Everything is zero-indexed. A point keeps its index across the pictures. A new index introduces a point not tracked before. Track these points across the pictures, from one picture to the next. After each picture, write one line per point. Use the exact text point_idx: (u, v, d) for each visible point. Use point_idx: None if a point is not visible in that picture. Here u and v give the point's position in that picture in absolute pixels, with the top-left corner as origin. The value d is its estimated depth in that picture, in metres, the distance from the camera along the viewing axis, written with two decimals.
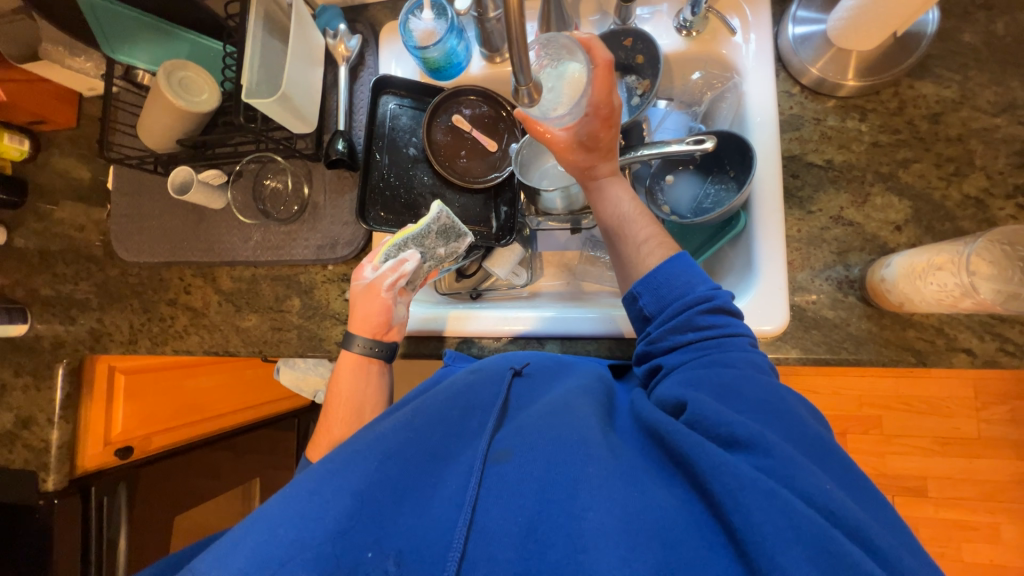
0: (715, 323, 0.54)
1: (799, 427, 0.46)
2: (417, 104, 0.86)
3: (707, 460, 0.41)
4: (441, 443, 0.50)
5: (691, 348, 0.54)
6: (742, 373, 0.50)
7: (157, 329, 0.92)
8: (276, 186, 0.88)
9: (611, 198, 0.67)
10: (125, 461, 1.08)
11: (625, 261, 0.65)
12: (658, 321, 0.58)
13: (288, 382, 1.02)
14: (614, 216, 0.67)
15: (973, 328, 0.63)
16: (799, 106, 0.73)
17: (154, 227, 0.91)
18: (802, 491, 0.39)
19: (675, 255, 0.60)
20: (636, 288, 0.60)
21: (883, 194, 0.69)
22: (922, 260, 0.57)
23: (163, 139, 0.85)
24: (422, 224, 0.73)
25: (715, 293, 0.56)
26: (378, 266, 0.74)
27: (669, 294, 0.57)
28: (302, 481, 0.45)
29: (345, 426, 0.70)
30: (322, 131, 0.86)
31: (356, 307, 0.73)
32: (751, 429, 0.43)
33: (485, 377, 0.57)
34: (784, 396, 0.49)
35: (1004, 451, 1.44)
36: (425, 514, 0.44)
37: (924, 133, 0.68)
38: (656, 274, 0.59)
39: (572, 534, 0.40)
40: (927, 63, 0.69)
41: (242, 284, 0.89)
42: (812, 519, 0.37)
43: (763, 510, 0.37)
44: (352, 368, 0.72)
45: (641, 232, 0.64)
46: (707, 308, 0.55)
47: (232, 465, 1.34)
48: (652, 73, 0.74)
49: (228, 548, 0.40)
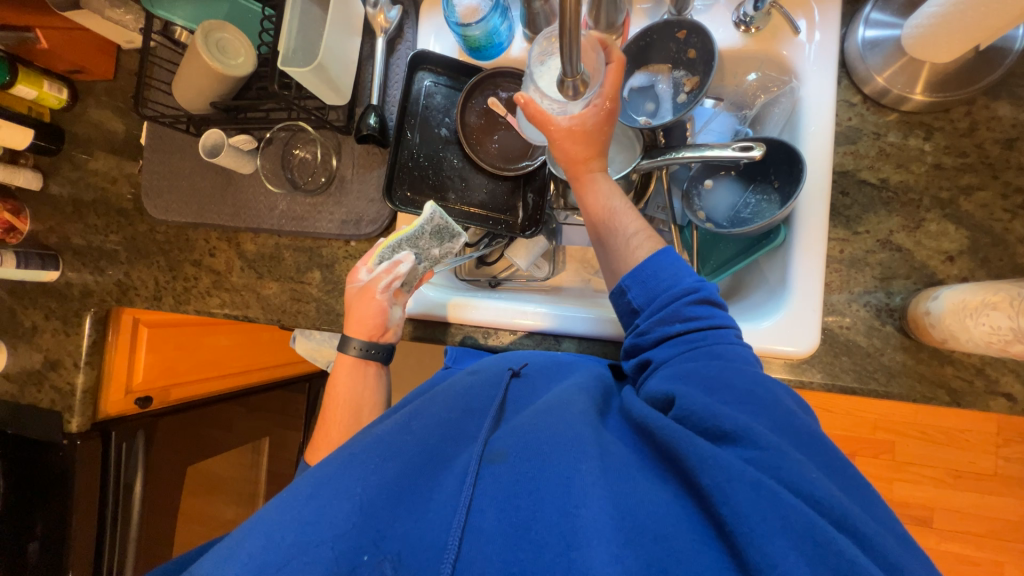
0: (702, 315, 0.53)
1: (789, 416, 0.44)
2: (453, 83, 0.84)
3: (695, 452, 0.41)
4: (437, 445, 0.50)
5: (679, 341, 0.53)
6: (729, 364, 0.49)
7: (181, 288, 0.93)
8: (305, 156, 0.87)
9: (602, 192, 0.66)
10: (144, 410, 1.12)
11: (613, 254, 0.64)
12: (646, 313, 0.56)
13: (302, 351, 1.04)
14: (603, 208, 0.65)
15: (1017, 373, 0.60)
16: (858, 118, 0.68)
17: (183, 187, 0.92)
18: (790, 481, 0.38)
19: (659, 250, 0.59)
20: (625, 281, 0.59)
21: (939, 221, 0.64)
22: (976, 298, 0.54)
23: (197, 100, 0.84)
24: (415, 225, 0.72)
25: (702, 285, 0.55)
26: (372, 267, 0.74)
27: (658, 287, 0.56)
28: (300, 487, 0.45)
29: (343, 428, 0.71)
30: (355, 104, 0.84)
31: (352, 311, 0.73)
32: (738, 420, 0.43)
33: (482, 382, 0.58)
34: (777, 390, 0.47)
35: (1020, 491, 1.40)
36: (422, 516, 0.44)
37: (993, 158, 0.64)
38: (645, 265, 0.57)
39: (565, 532, 0.39)
40: (1008, 82, 0.64)
41: (264, 251, 0.89)
42: (802, 512, 0.36)
43: (750, 502, 0.37)
44: (350, 369, 0.74)
45: (631, 225, 0.63)
46: (694, 299, 0.54)
47: (244, 422, 1.38)
48: (704, 69, 0.69)
49: (228, 554, 0.40)
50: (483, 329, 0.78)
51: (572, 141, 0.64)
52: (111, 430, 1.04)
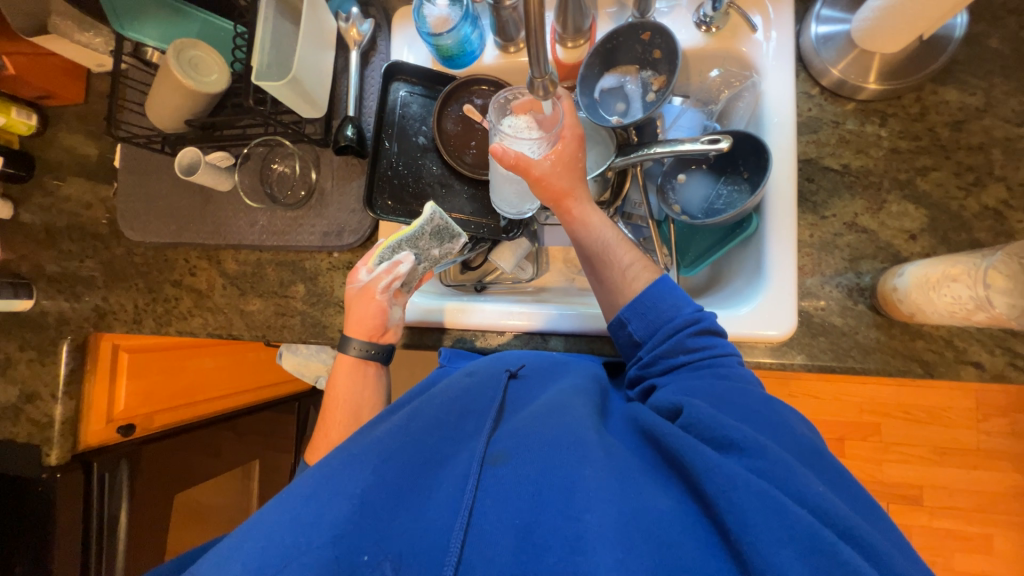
0: (704, 347, 0.55)
1: (792, 436, 0.45)
2: (428, 92, 0.85)
3: (703, 459, 0.41)
4: (437, 446, 0.50)
5: (683, 372, 0.54)
6: (733, 386, 0.50)
7: (161, 309, 0.92)
8: (283, 170, 0.87)
9: (593, 227, 0.66)
10: (127, 438, 1.09)
11: (611, 287, 0.64)
12: (648, 345, 0.58)
13: (290, 367, 1.03)
14: (597, 242, 0.65)
15: (983, 342, 0.63)
16: (818, 108, 0.71)
17: (160, 208, 0.91)
18: (794, 492, 0.38)
19: (657, 280, 0.60)
20: (625, 313, 0.60)
21: (900, 202, 0.67)
22: (937, 271, 0.57)
23: (172, 118, 0.84)
24: (415, 226, 0.71)
25: (701, 315, 0.57)
26: (372, 267, 0.74)
27: (658, 319, 0.58)
28: (298, 488, 0.45)
29: (343, 429, 0.71)
30: (332, 117, 0.85)
31: (352, 309, 0.73)
32: (744, 430, 0.43)
33: (481, 383, 0.57)
34: (781, 411, 0.48)
35: (1003, 463, 1.44)
36: (422, 520, 0.43)
37: (945, 140, 0.67)
38: (642, 297, 0.59)
39: (570, 536, 0.39)
40: (952, 68, 0.68)
41: (246, 268, 0.89)
42: (809, 523, 0.35)
43: (756, 509, 0.36)
44: (350, 370, 0.73)
45: (625, 257, 0.63)
46: (695, 330, 0.56)
47: (232, 446, 1.35)
48: (669, 69, 0.72)
49: (226, 554, 0.40)
50: (472, 332, 0.78)
51: (558, 177, 0.65)
52: (92, 460, 1.00)
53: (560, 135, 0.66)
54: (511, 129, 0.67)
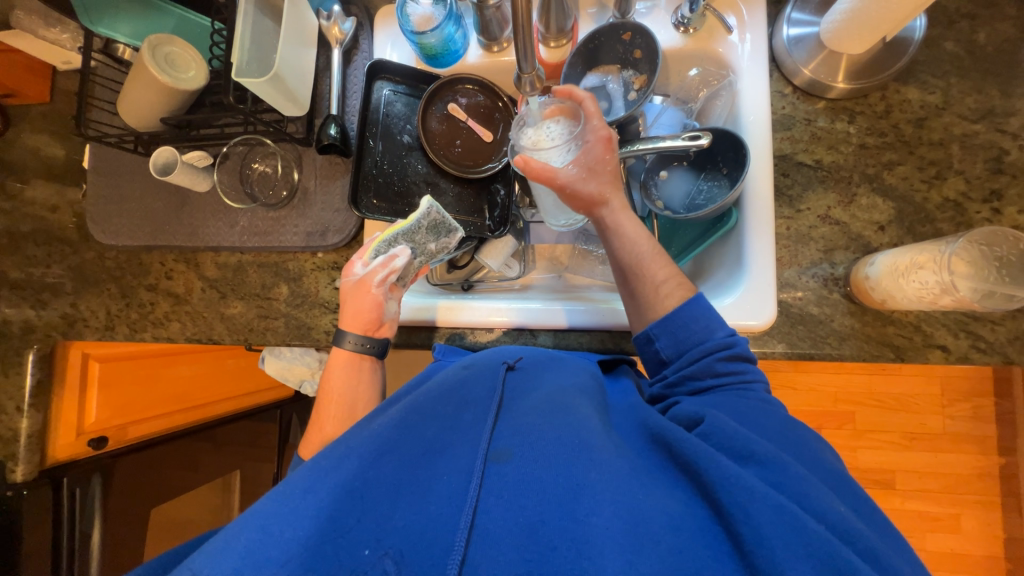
0: (733, 372, 0.55)
1: (810, 455, 0.47)
2: (412, 91, 0.85)
3: (718, 470, 0.41)
4: (436, 437, 0.49)
5: (720, 395, 0.54)
6: (763, 407, 0.51)
7: (136, 315, 0.88)
8: (265, 170, 0.86)
9: (628, 237, 0.65)
10: (99, 451, 1.04)
11: (640, 302, 0.63)
12: (675, 365, 0.58)
13: (273, 372, 1.00)
14: (631, 254, 0.64)
15: (948, 326, 0.66)
16: (791, 107, 0.74)
17: (134, 209, 0.88)
18: (815, 509, 0.39)
19: (692, 298, 0.60)
20: (653, 329, 0.60)
21: (869, 195, 0.71)
22: (905, 259, 0.60)
23: (146, 116, 0.82)
24: (411, 220, 0.73)
25: (734, 341, 0.57)
26: (368, 261, 0.74)
27: (688, 339, 0.58)
28: (296, 479, 0.44)
29: (338, 423, 0.69)
30: (314, 115, 0.84)
31: (348, 303, 0.73)
32: (767, 446, 0.44)
33: (478, 375, 0.57)
34: (801, 431, 0.50)
35: (967, 446, 1.52)
36: (422, 509, 0.42)
37: (909, 136, 0.71)
38: (674, 317, 0.59)
39: (576, 538, 0.39)
40: (913, 69, 0.72)
41: (227, 270, 0.86)
42: (826, 539, 0.36)
43: (772, 523, 0.37)
44: (344, 364, 0.72)
45: (660, 273, 0.62)
46: (726, 355, 0.56)
47: (211, 457, 1.30)
48: (649, 69, 0.74)
49: (222, 547, 0.40)
50: (462, 329, 0.78)
51: (583, 184, 0.65)
52: (62, 475, 0.96)
53: (584, 141, 0.66)
54: (534, 139, 0.68)
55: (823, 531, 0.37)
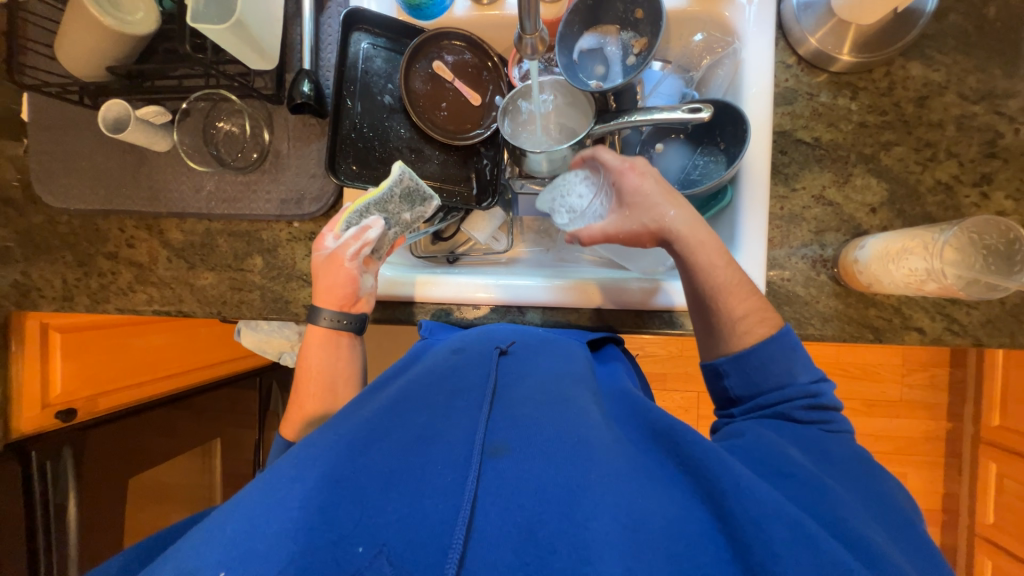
0: (816, 421, 0.51)
1: (851, 478, 0.45)
2: (393, 45, 0.78)
3: (732, 478, 0.40)
4: (427, 424, 0.48)
5: (797, 428, 0.50)
6: (828, 436, 0.50)
7: (96, 285, 0.82)
8: (230, 129, 0.79)
9: (700, 265, 0.59)
10: (67, 424, 0.99)
11: (711, 332, 0.59)
12: (745, 405, 0.55)
13: (250, 344, 0.97)
14: (710, 282, 0.58)
15: (927, 309, 0.68)
16: (794, 79, 0.72)
17: (85, 169, 0.80)
18: (838, 528, 0.39)
19: (776, 334, 0.55)
20: (722, 364, 0.57)
21: (864, 175, 0.70)
22: (897, 244, 0.60)
23: (90, 64, 0.73)
24: (383, 188, 0.68)
25: (819, 389, 0.53)
26: (339, 234, 0.70)
27: (764, 382, 0.54)
28: (285, 469, 0.44)
29: (318, 400, 0.68)
30: (284, 70, 0.77)
31: (320, 278, 0.70)
32: (808, 468, 0.44)
33: (470, 359, 0.58)
34: (825, 435, 0.50)
35: (920, 412, 1.62)
36: (415, 505, 0.41)
37: (908, 116, 0.69)
38: (751, 355, 0.55)
39: (577, 545, 0.37)
40: (921, 43, 0.69)
41: (195, 238, 0.81)
42: (838, 554, 0.35)
43: (784, 539, 0.36)
44: (322, 342, 0.70)
45: (739, 306, 0.57)
46: (808, 403, 0.52)
47: (189, 425, 1.28)
48: (651, 30, 0.69)
49: (206, 538, 0.39)
50: (450, 305, 0.76)
51: (627, 224, 0.64)
52: (29, 449, 0.93)
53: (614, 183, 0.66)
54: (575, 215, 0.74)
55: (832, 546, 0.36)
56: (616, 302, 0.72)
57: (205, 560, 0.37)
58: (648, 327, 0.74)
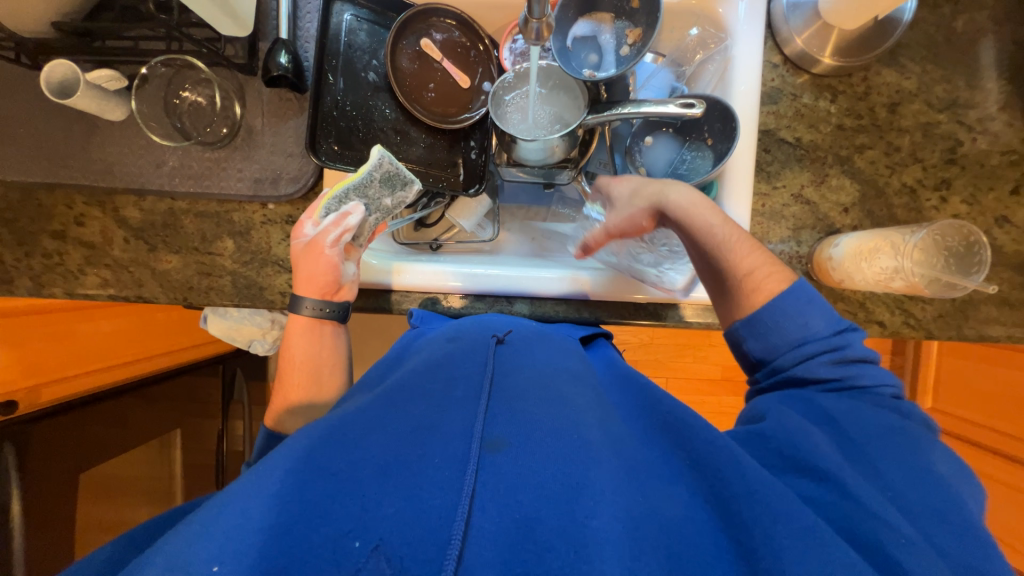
0: (839, 376, 0.54)
1: (866, 461, 0.46)
2: (378, 19, 0.74)
3: (747, 482, 0.42)
4: (424, 416, 0.47)
5: (813, 395, 0.53)
6: (852, 402, 0.52)
7: (39, 267, 0.75)
8: (195, 100, 0.74)
9: (701, 227, 0.61)
10: (7, 417, 0.90)
11: (726, 290, 0.61)
12: (768, 370, 0.58)
13: (217, 332, 0.91)
14: (713, 248, 0.62)
15: (888, 304, 0.73)
16: (780, 79, 0.74)
17: (23, 136, 0.71)
18: (851, 528, 0.41)
19: (789, 287, 0.57)
20: (739, 328, 0.59)
21: (839, 176, 0.73)
22: (868, 243, 0.64)
23: (30, 17, 0.65)
24: (363, 171, 0.65)
25: (841, 342, 0.55)
26: (319, 220, 0.67)
27: (781, 342, 0.56)
28: (279, 460, 0.43)
29: (303, 390, 0.65)
30: (258, 38, 0.71)
31: (300, 267, 0.66)
32: (827, 460, 0.45)
33: (466, 348, 0.57)
34: (847, 403, 0.52)
35: None
36: (412, 499, 0.40)
37: (881, 121, 0.73)
38: (762, 314, 0.57)
39: (575, 539, 0.38)
40: (896, 51, 0.72)
41: (156, 218, 0.74)
42: (846, 556, 0.38)
43: (792, 541, 0.38)
44: (304, 330, 0.67)
45: (746, 258, 0.60)
46: (832, 358, 0.54)
47: (142, 415, 1.20)
48: (646, 21, 0.68)
49: (200, 531, 0.38)
50: (437, 294, 0.75)
51: (625, 211, 0.68)
52: None
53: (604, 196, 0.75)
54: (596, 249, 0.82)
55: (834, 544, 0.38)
56: (604, 294, 0.73)
57: (196, 555, 0.36)
58: (633, 318, 0.75)
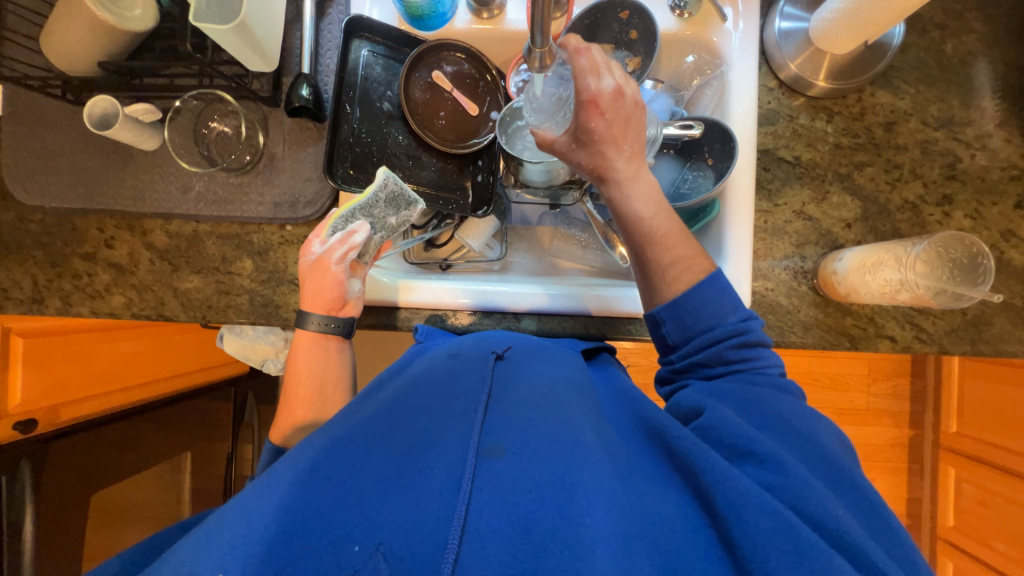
0: (745, 358, 0.54)
1: (815, 449, 0.46)
2: (392, 54, 0.79)
3: (714, 471, 0.41)
4: (426, 432, 0.47)
5: (717, 383, 0.53)
6: (762, 393, 0.51)
7: (69, 287, 0.78)
8: (223, 130, 0.78)
9: (632, 215, 0.60)
10: (27, 436, 0.93)
11: (646, 279, 0.60)
12: (682, 350, 0.56)
13: (232, 351, 0.94)
14: (637, 232, 0.60)
15: (897, 318, 0.72)
16: (776, 102, 0.76)
17: (63, 166, 0.77)
18: (809, 511, 0.40)
19: (705, 278, 0.56)
20: (660, 313, 0.57)
21: (839, 193, 0.75)
22: (871, 256, 0.65)
23: (78, 58, 0.71)
24: (369, 192, 0.69)
25: (747, 326, 0.55)
26: (326, 239, 0.70)
27: (696, 326, 0.55)
28: (282, 470, 0.43)
29: (307, 406, 0.67)
30: (282, 73, 0.77)
31: (307, 283, 0.68)
32: (766, 443, 0.44)
33: (467, 365, 0.57)
34: (758, 396, 0.50)
35: (885, 419, 1.71)
36: (412, 506, 0.40)
37: (878, 139, 0.75)
38: (684, 300, 0.55)
39: (570, 539, 0.38)
40: (889, 74, 0.75)
41: (180, 240, 0.78)
42: (820, 549, 0.37)
43: (767, 530, 0.38)
44: (310, 345, 0.68)
45: (666, 255, 0.58)
46: (739, 342, 0.54)
47: (154, 435, 1.21)
48: (645, 51, 0.73)
49: (209, 538, 0.39)
50: (442, 311, 0.77)
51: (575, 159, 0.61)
52: None
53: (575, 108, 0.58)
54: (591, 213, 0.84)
55: (814, 537, 0.37)
56: (608, 309, 0.74)
57: (205, 562, 0.37)
58: (641, 334, 0.76)
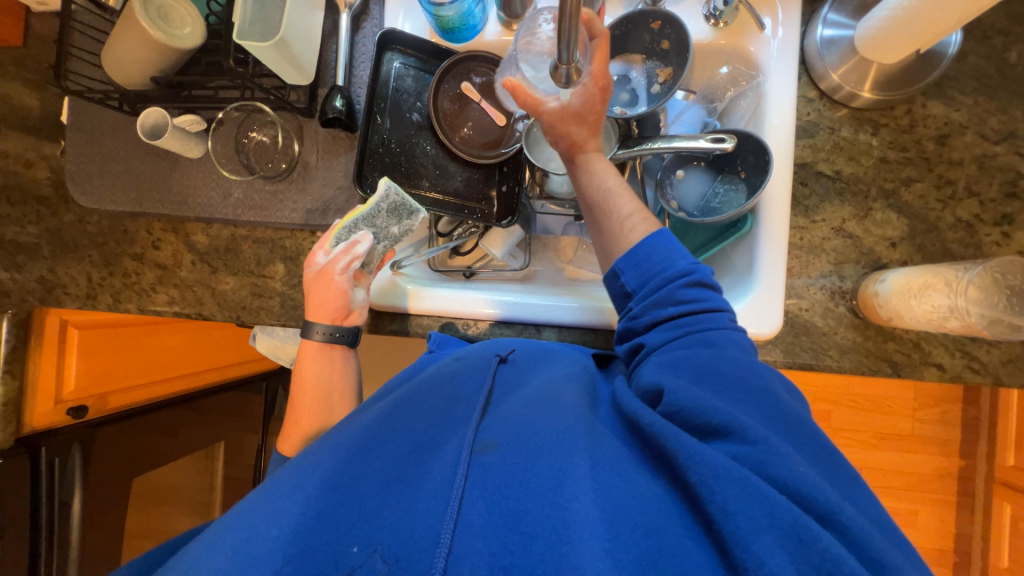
0: (696, 299, 0.51)
1: (780, 411, 0.44)
2: (423, 65, 0.81)
3: (684, 450, 0.40)
4: (425, 435, 0.48)
5: (672, 331, 0.51)
6: (721, 348, 0.48)
7: (120, 285, 0.84)
8: (262, 139, 0.82)
9: (596, 172, 0.61)
10: (79, 420, 1.00)
11: (606, 237, 0.59)
12: (639, 297, 0.54)
13: (264, 349, 0.98)
14: (597, 189, 0.60)
15: (947, 345, 0.67)
16: (816, 113, 0.73)
17: (118, 172, 0.82)
18: (783, 479, 0.38)
19: (657, 230, 0.56)
20: (618, 265, 0.56)
21: (884, 210, 0.70)
22: (918, 279, 0.61)
23: (133, 72, 0.76)
24: (370, 204, 0.70)
25: (696, 269, 0.53)
26: (330, 249, 0.72)
27: (652, 271, 0.54)
28: (280, 480, 0.45)
29: (313, 415, 0.68)
30: (318, 85, 0.80)
31: (312, 294, 0.70)
32: (728, 413, 0.42)
33: (470, 366, 0.57)
34: (711, 349, 0.48)
35: (931, 447, 1.60)
36: (410, 506, 0.41)
37: (929, 153, 0.70)
38: (639, 248, 0.55)
39: (557, 526, 0.38)
40: (943, 84, 0.70)
41: (219, 243, 0.82)
42: (790, 512, 0.35)
43: (737, 498, 0.36)
44: (316, 355, 0.70)
45: (626, 206, 0.58)
46: (688, 283, 0.52)
47: (192, 425, 1.28)
48: (677, 61, 0.71)
49: (206, 549, 0.39)
50: (461, 319, 0.77)
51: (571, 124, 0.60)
52: (39, 445, 0.92)
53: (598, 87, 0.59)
54: None
55: (789, 507, 0.36)
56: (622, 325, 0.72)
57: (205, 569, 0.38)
58: None
